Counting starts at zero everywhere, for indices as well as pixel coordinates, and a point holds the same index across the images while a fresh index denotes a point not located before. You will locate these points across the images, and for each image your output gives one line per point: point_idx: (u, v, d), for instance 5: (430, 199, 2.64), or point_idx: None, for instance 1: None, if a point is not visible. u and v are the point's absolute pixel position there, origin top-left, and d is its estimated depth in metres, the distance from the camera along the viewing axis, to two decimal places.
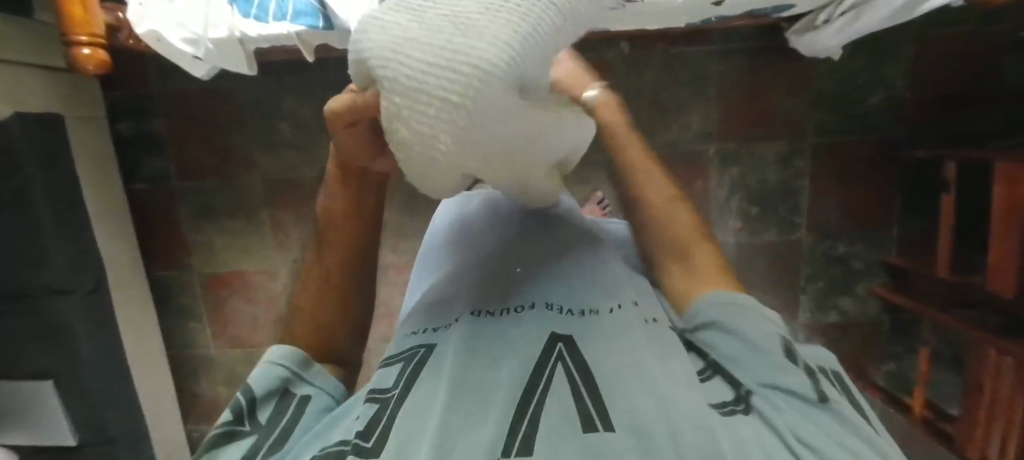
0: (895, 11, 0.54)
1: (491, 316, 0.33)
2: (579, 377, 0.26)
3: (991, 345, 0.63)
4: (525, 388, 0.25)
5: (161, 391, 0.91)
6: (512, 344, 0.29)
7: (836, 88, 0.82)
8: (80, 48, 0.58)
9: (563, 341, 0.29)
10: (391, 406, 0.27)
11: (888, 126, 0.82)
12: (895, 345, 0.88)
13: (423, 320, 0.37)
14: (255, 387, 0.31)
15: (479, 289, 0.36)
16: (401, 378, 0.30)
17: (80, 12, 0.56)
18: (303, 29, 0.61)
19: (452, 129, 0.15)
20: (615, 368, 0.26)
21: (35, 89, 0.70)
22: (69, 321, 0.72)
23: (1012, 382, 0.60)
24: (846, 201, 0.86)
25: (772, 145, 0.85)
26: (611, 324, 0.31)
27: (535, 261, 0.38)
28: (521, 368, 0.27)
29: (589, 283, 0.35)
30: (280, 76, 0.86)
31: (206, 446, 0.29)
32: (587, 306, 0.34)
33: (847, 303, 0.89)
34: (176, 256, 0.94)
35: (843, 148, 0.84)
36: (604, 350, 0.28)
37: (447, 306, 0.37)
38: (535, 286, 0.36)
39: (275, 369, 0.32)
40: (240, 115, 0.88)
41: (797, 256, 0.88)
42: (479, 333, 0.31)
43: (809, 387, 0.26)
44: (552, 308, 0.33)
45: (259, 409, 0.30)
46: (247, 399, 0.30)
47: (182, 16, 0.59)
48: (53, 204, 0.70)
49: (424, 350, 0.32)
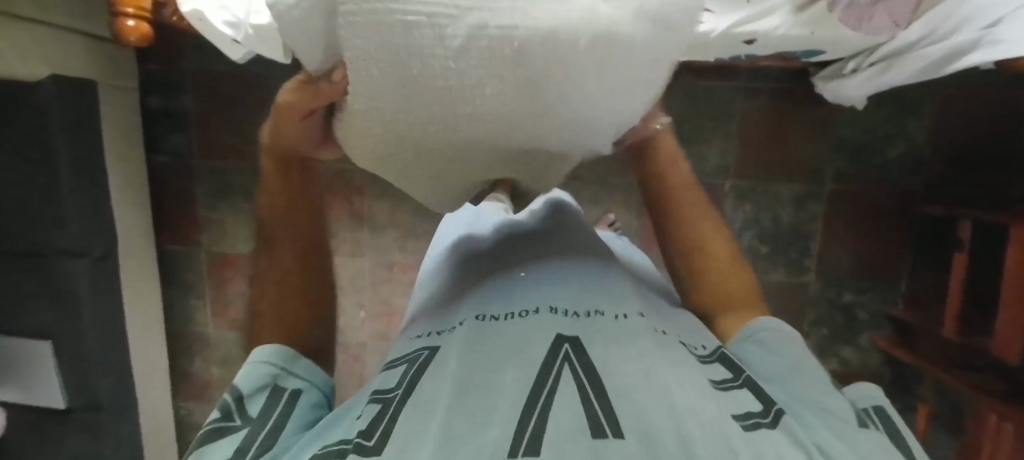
0: (920, 71, 0.55)
1: (495, 319, 0.33)
2: (587, 381, 0.26)
3: (992, 411, 0.62)
4: (530, 393, 0.25)
5: (156, 365, 0.91)
6: (516, 346, 0.29)
7: (856, 136, 0.83)
8: (125, 20, 0.59)
9: (569, 342, 0.29)
10: (393, 405, 0.28)
11: (906, 180, 0.83)
12: (894, 400, 0.87)
13: (429, 325, 0.37)
14: (242, 385, 0.31)
15: (486, 294, 0.37)
16: (405, 379, 0.30)
17: None
18: None
19: (419, 37, 0.17)
20: (623, 375, 0.26)
21: (75, 55, 0.72)
22: (76, 285, 0.72)
23: (1010, 451, 0.59)
24: (858, 251, 0.86)
25: (789, 187, 0.85)
26: (617, 329, 0.31)
27: (541, 267, 0.38)
28: (526, 370, 0.27)
29: (593, 290, 0.36)
30: None
31: (192, 448, 0.28)
32: (583, 276, 0.37)
33: (849, 353, 0.88)
34: (186, 233, 0.95)
35: (859, 197, 0.84)
36: (610, 356, 0.28)
37: (453, 311, 0.37)
38: (536, 263, 0.39)
39: (262, 364, 0.32)
40: (269, 101, 0.89)
41: (803, 300, 0.88)
42: (483, 336, 0.31)
43: (851, 415, 0.27)
44: (554, 278, 0.37)
45: (249, 404, 0.30)
46: (235, 397, 0.30)
47: (226, 0, 0.61)
48: (76, 169, 0.71)
49: (427, 353, 0.33)
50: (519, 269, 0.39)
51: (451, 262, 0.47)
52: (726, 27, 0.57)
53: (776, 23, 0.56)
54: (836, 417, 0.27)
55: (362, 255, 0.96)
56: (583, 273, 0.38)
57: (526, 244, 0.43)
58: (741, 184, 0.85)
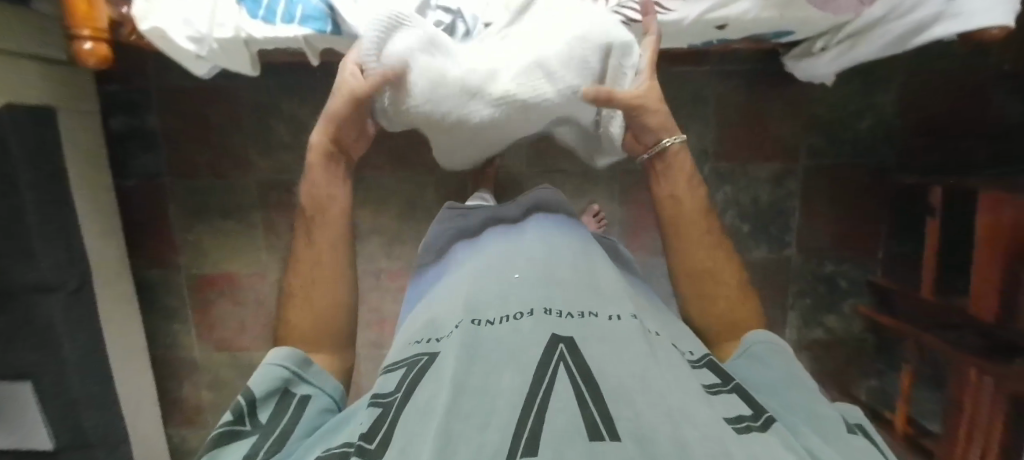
0: (891, 41, 0.56)
1: (491, 324, 0.33)
2: (582, 381, 0.26)
3: (973, 367, 0.65)
4: (528, 393, 0.25)
5: (142, 393, 0.88)
6: (513, 349, 0.30)
7: (828, 112, 0.85)
8: (81, 42, 0.56)
9: (564, 342, 0.30)
10: (393, 410, 0.28)
11: (877, 152, 0.85)
12: (877, 363, 0.91)
13: (424, 331, 0.37)
14: (255, 390, 0.34)
15: (480, 295, 0.37)
16: (404, 383, 0.31)
17: (84, 7, 0.55)
18: (311, 33, 0.60)
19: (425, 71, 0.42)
20: (618, 377, 0.27)
21: (29, 81, 0.69)
22: (51, 320, 0.69)
23: (992, 403, 0.62)
24: (836, 225, 0.88)
25: (767, 166, 0.87)
26: (611, 330, 0.32)
27: (533, 268, 0.39)
28: (522, 374, 0.27)
29: (586, 292, 0.37)
30: (280, 77, 0.85)
31: (206, 448, 0.31)
32: (574, 254, 0.42)
33: (833, 321, 0.91)
34: (163, 256, 0.92)
35: (835, 172, 0.87)
36: (603, 356, 0.29)
37: (446, 317, 0.37)
38: (531, 244, 0.43)
39: (278, 368, 0.37)
40: (240, 115, 0.87)
41: (786, 275, 0.90)
42: (480, 340, 0.31)
43: (839, 422, 0.30)
44: (547, 258, 0.40)
45: (259, 409, 0.34)
46: (247, 402, 0.34)
47: (187, 13, 0.59)
48: (41, 199, 0.68)
49: (427, 358, 0.32)
50: (514, 249, 0.43)
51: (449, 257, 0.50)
52: (697, 13, 0.56)
53: (747, 7, 0.55)
54: (823, 420, 0.30)
55: None
56: (574, 253, 0.42)
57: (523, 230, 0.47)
58: (720, 166, 0.87)
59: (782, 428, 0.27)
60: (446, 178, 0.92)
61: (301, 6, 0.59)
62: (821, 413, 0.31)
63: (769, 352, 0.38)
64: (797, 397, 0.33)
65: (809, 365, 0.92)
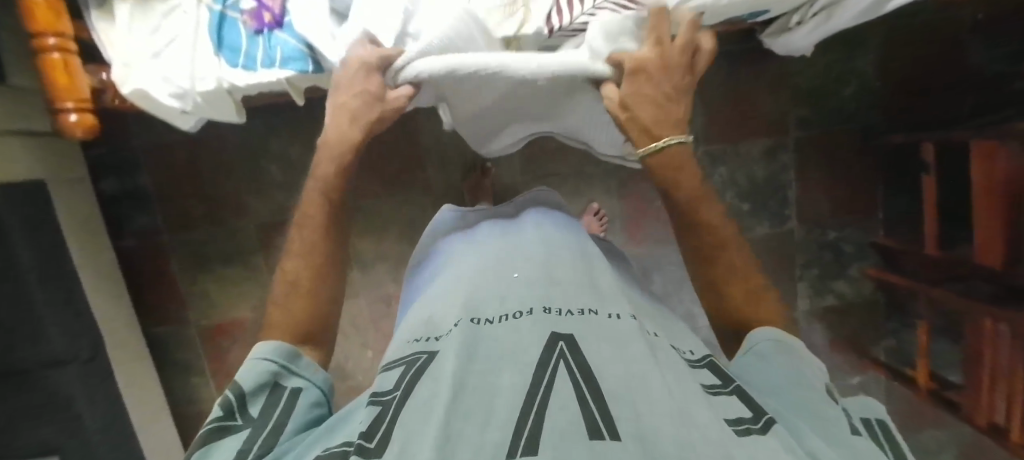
0: (865, 8, 0.57)
1: (490, 323, 0.34)
2: (582, 383, 0.27)
3: (985, 315, 0.65)
4: (527, 394, 0.26)
5: (169, 451, 0.88)
6: (514, 349, 0.30)
7: (811, 82, 0.85)
8: (66, 115, 0.56)
9: (564, 340, 0.30)
10: (393, 407, 0.28)
11: (864, 115, 0.86)
12: (891, 322, 0.92)
13: (423, 329, 0.37)
14: (244, 384, 0.34)
15: (480, 292, 0.38)
16: (403, 380, 0.31)
17: (65, 80, 0.55)
18: (293, 74, 0.60)
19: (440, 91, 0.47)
20: (618, 378, 0.27)
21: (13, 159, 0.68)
22: (71, 393, 0.69)
23: (1010, 350, 0.63)
24: (833, 192, 0.89)
25: (758, 142, 0.88)
26: (611, 328, 0.32)
27: (534, 268, 0.40)
28: (522, 374, 0.28)
29: (586, 290, 0.38)
30: (264, 118, 0.85)
31: (198, 442, 0.31)
32: (575, 251, 0.43)
33: (842, 287, 0.92)
34: (172, 311, 0.92)
35: (826, 140, 0.87)
36: (602, 357, 0.29)
37: (445, 314, 0.37)
38: (530, 243, 0.44)
39: (264, 362, 0.35)
40: (230, 161, 0.87)
41: (790, 247, 0.91)
42: (481, 339, 0.32)
43: (844, 424, 0.30)
44: (549, 258, 0.41)
45: (249, 403, 0.33)
46: (237, 395, 0.33)
47: (167, 72, 0.58)
48: (44, 275, 0.68)
49: (426, 357, 0.33)
50: (513, 247, 0.44)
51: (443, 256, 0.50)
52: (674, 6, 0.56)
53: None
54: (825, 424, 0.30)
55: (358, 295, 0.95)
56: (575, 251, 0.43)
57: (519, 231, 0.48)
58: (712, 149, 0.87)
59: (781, 428, 0.27)
60: (443, 197, 0.92)
61: (280, 48, 0.59)
62: (827, 419, 0.31)
63: (775, 350, 0.36)
64: (803, 401, 0.32)
65: (825, 333, 0.92)
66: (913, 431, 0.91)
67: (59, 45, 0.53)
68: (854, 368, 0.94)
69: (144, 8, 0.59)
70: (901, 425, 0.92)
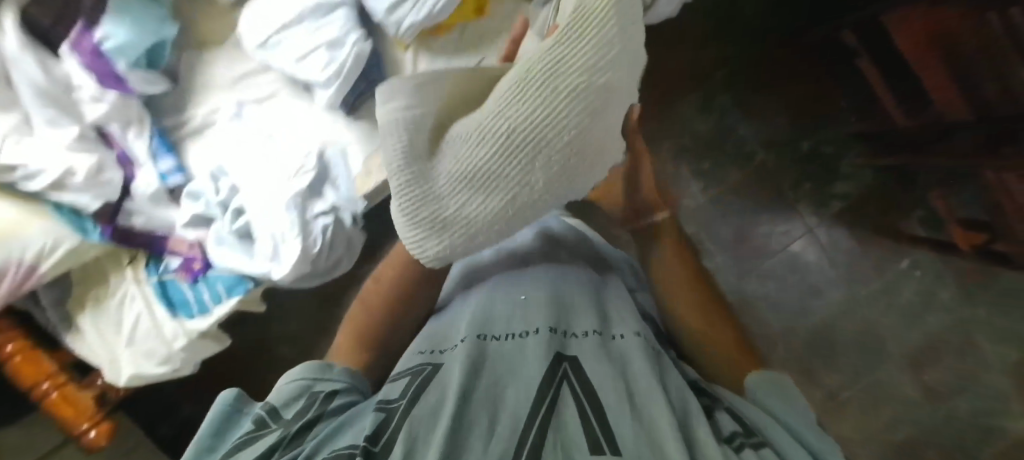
0: None
1: (498, 341, 0.36)
2: (583, 398, 0.29)
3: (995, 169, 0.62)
4: (534, 405, 0.28)
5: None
6: (522, 365, 0.32)
7: (703, 23, 0.91)
8: (86, 434, 0.60)
9: (567, 361, 0.32)
10: (396, 416, 0.29)
11: (767, 28, 0.90)
12: (908, 192, 0.91)
13: (428, 344, 0.39)
14: (275, 399, 0.35)
15: (485, 312, 0.40)
16: (407, 390, 0.32)
17: (70, 409, 0.60)
18: (239, 297, 0.65)
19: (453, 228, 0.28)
20: (616, 392, 0.29)
21: None
22: None
23: None
24: (785, 106, 0.92)
25: (688, 99, 0.94)
26: (613, 350, 0.34)
27: (540, 288, 0.42)
28: (526, 387, 0.30)
29: (577, 313, 0.39)
30: (267, 310, 0.95)
31: (234, 445, 0.31)
32: (570, 278, 0.45)
33: (844, 186, 0.93)
34: None
35: (749, 65, 0.92)
36: (601, 373, 0.31)
37: (450, 335, 0.40)
38: (545, 272, 0.46)
39: (294, 380, 0.36)
40: (250, 360, 0.95)
41: (771, 174, 0.94)
42: (488, 359, 0.34)
43: None
44: (557, 280, 0.44)
45: (283, 412, 0.34)
46: (269, 409, 0.34)
47: (147, 348, 0.65)
48: None
49: (430, 368, 0.34)
50: (527, 272, 0.46)
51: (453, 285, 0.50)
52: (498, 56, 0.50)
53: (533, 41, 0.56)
54: None
55: None
56: (571, 277, 0.45)
57: (535, 261, 0.48)
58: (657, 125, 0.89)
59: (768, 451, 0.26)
60: None
61: (220, 281, 0.64)
62: None
63: None
64: None
65: (848, 233, 0.93)
66: (986, 279, 0.89)
67: (53, 383, 0.60)
68: (896, 251, 0.92)
69: (100, 313, 0.65)
70: (971, 281, 0.90)
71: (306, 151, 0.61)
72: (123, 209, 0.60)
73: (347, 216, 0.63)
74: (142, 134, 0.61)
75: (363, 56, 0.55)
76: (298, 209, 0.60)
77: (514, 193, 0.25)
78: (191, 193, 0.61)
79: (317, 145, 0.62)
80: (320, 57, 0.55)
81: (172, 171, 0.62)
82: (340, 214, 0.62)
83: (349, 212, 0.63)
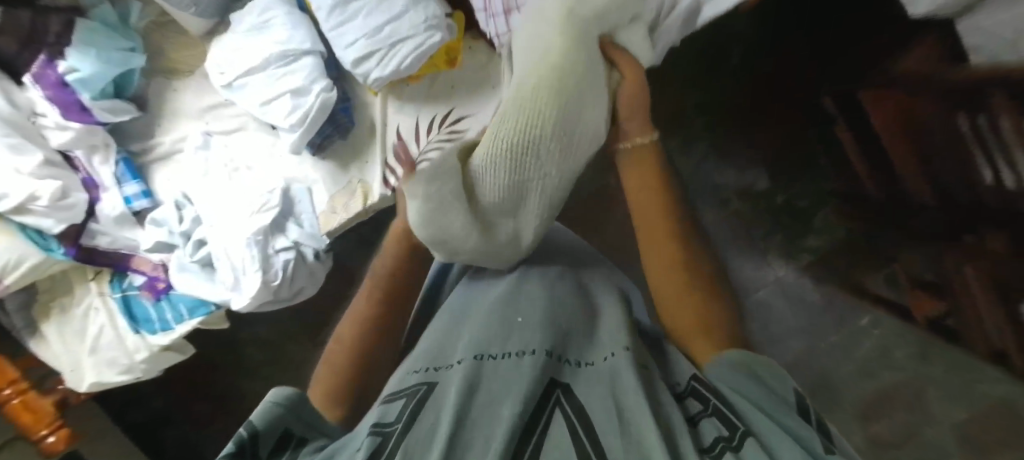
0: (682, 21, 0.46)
1: (494, 359, 0.29)
2: (580, 430, 0.24)
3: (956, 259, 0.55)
4: (519, 435, 0.23)
5: None
6: (510, 384, 0.27)
7: (683, 70, 0.90)
8: (45, 438, 0.63)
9: (560, 388, 0.27)
10: (394, 443, 0.24)
11: (749, 77, 0.88)
12: None
13: (423, 360, 0.32)
14: (257, 420, 0.27)
15: (476, 330, 0.33)
16: (403, 414, 0.26)
17: (30, 414, 0.63)
18: (203, 318, 0.65)
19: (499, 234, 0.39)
20: (610, 413, 0.24)
21: None
22: None
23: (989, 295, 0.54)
24: (764, 157, 0.91)
25: (665, 142, 0.93)
26: (601, 370, 0.29)
27: (535, 303, 0.35)
28: (518, 406, 0.25)
29: (572, 333, 0.33)
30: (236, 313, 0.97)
31: None
32: (569, 289, 0.38)
33: (815, 241, 0.90)
34: None
35: (728, 113, 0.91)
36: (596, 397, 0.26)
37: (449, 349, 0.33)
38: (540, 279, 0.39)
39: (275, 403, 0.28)
40: (220, 357, 0.98)
41: (745, 221, 0.94)
42: (481, 380, 0.27)
43: None
44: (559, 292, 0.37)
45: (260, 448, 0.27)
46: (249, 432, 0.27)
47: (108, 359, 0.66)
48: None
49: (427, 388, 0.28)
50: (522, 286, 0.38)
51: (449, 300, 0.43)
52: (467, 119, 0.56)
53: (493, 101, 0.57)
54: None
55: None
56: (569, 288, 0.39)
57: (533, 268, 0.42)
58: None
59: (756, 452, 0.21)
60: None
61: (183, 301, 0.65)
62: None
63: None
64: None
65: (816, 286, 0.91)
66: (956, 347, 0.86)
67: (15, 389, 0.63)
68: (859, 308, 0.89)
69: (65, 320, 0.68)
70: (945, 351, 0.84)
71: (270, 188, 0.63)
72: (88, 230, 0.62)
73: (309, 251, 0.64)
74: (108, 160, 0.64)
75: (327, 104, 0.55)
76: (260, 245, 0.60)
77: (540, 185, 0.39)
78: (154, 220, 0.63)
79: (282, 183, 0.63)
80: (284, 105, 0.56)
81: (137, 195, 0.64)
82: (302, 249, 0.63)
83: (312, 248, 0.64)
